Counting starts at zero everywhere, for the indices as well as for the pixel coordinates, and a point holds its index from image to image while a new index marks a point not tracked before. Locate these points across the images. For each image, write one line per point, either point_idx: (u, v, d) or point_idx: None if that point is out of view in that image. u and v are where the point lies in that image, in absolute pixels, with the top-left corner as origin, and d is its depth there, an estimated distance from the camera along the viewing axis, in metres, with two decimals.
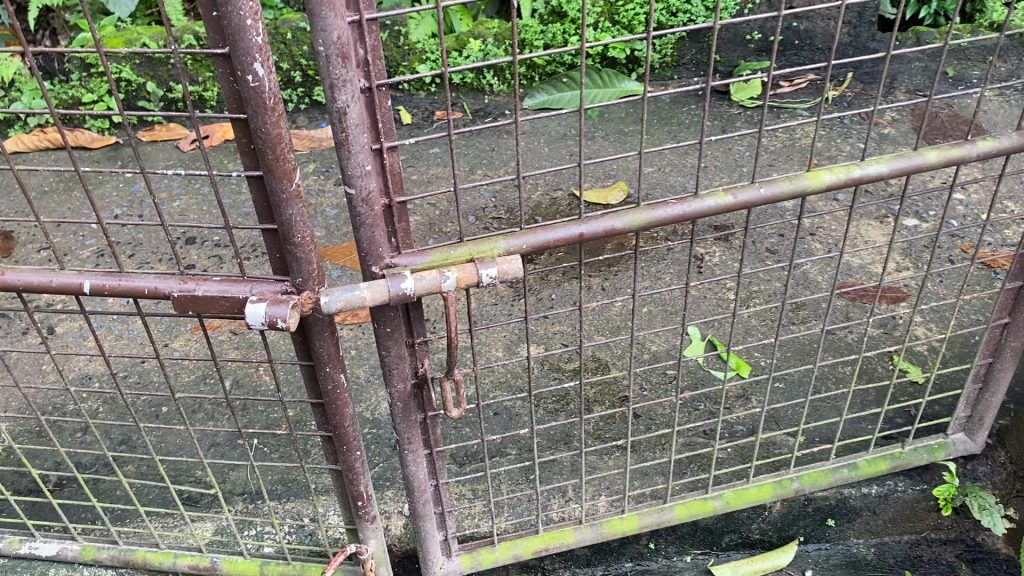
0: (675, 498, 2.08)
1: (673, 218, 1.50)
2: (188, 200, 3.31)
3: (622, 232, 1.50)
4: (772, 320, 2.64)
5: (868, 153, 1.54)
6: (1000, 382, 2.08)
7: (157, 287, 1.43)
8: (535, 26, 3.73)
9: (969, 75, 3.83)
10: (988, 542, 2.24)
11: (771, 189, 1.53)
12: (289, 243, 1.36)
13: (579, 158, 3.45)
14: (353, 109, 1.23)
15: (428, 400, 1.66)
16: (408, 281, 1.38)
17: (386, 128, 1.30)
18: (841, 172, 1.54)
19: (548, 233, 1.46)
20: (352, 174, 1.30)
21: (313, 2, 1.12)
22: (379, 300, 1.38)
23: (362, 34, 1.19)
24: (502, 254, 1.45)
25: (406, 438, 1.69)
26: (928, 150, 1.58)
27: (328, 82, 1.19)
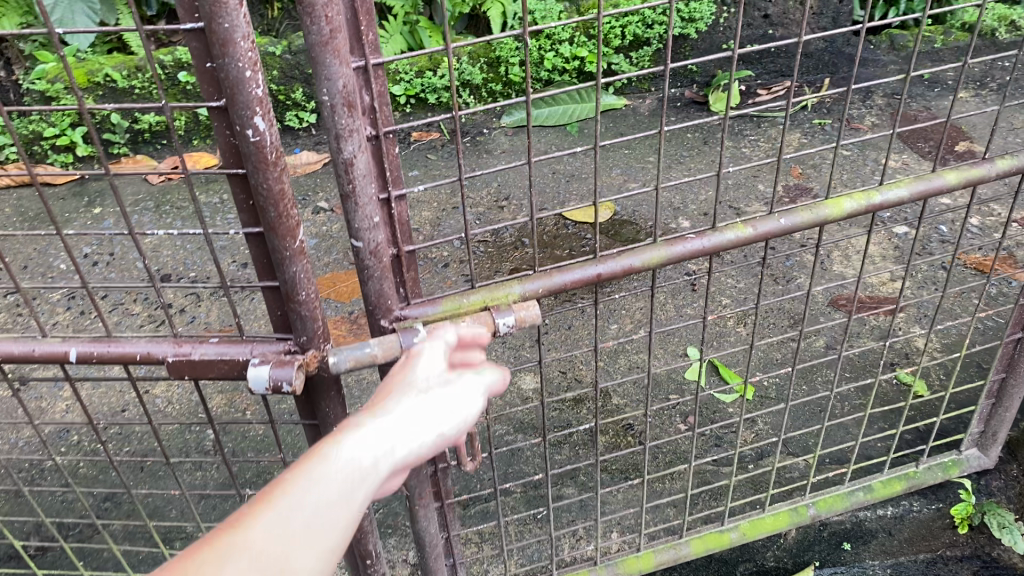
0: (691, 531, 2.02)
1: (692, 254, 1.44)
2: (161, 236, 3.19)
3: (640, 270, 1.43)
4: (771, 338, 2.60)
5: (889, 177, 1.49)
6: (1014, 397, 2.05)
7: (150, 352, 1.33)
8: (510, 44, 3.73)
9: (943, 77, 3.83)
10: (1004, 557, 2.20)
11: (792, 219, 1.47)
12: (293, 301, 1.26)
13: (562, 177, 3.38)
14: (361, 159, 1.15)
15: (441, 452, 1.58)
16: (422, 333, 1.29)
17: (394, 175, 1.22)
18: (861, 199, 1.49)
19: (565, 275, 1.38)
20: (360, 227, 1.21)
21: (317, 50, 1.04)
22: (391, 357, 1.30)
23: (368, 80, 1.11)
24: (517, 299, 1.38)
25: (415, 494, 1.60)
26: (948, 171, 1.53)
27: (333, 133, 1.11)
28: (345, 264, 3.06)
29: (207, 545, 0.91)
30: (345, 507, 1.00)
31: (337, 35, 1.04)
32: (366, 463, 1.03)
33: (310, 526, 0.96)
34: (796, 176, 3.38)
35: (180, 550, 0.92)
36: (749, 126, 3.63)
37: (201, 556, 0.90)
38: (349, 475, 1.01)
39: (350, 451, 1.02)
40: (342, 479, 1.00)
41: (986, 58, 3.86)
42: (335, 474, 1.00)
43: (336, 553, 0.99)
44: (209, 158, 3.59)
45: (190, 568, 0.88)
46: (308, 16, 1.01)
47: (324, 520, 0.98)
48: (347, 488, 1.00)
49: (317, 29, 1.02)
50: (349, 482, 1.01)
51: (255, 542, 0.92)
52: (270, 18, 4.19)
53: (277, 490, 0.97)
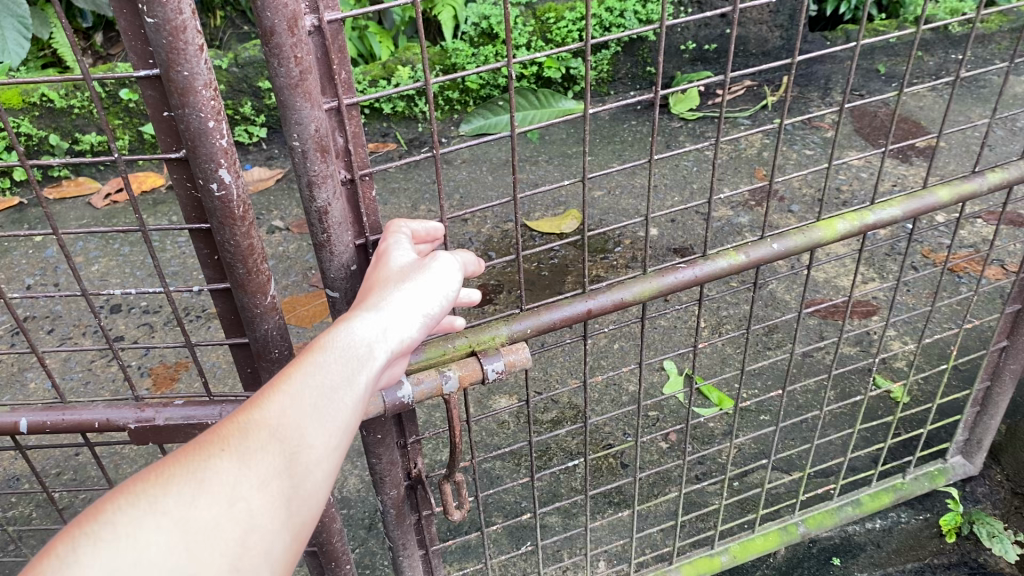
0: (680, 557, 1.97)
1: (684, 284, 1.37)
2: (107, 263, 3.04)
3: (631, 304, 1.36)
4: (747, 348, 2.57)
5: (883, 197, 1.44)
6: (999, 405, 2.08)
7: (109, 418, 1.23)
8: (465, 50, 3.70)
9: (899, 71, 3.84)
10: (991, 563, 2.19)
11: (785, 244, 1.41)
12: (265, 359, 1.16)
13: (526, 187, 3.30)
14: (336, 206, 1.06)
15: (424, 500, 1.49)
16: (405, 389, 1.23)
17: (371, 221, 1.13)
18: (855, 219, 1.44)
19: (553, 313, 1.30)
20: (335, 277, 1.13)
21: (286, 93, 0.94)
22: (374, 412, 1.24)
23: (341, 122, 1.02)
24: (505, 341, 1.29)
25: (400, 545, 1.52)
26: (940, 188, 1.49)
27: (305, 180, 1.02)
28: (305, 286, 2.95)
29: (226, 428, 0.89)
30: (352, 386, 0.96)
31: (308, 77, 0.95)
32: (363, 347, 0.98)
33: (320, 404, 0.93)
34: (760, 178, 3.29)
35: (201, 432, 0.90)
36: (709, 127, 3.56)
37: (222, 438, 0.88)
38: (350, 356, 0.97)
39: (351, 334, 0.98)
40: (346, 360, 0.97)
41: (940, 53, 3.86)
42: (338, 357, 0.96)
43: (350, 431, 0.96)
44: (155, 178, 3.45)
45: (212, 448, 0.87)
46: (276, 58, 0.92)
47: (335, 398, 0.95)
48: (351, 369, 0.97)
49: (286, 71, 0.93)
50: (353, 362, 0.97)
51: (269, 423, 0.90)
52: (213, 26, 4.03)
53: (286, 376, 0.94)
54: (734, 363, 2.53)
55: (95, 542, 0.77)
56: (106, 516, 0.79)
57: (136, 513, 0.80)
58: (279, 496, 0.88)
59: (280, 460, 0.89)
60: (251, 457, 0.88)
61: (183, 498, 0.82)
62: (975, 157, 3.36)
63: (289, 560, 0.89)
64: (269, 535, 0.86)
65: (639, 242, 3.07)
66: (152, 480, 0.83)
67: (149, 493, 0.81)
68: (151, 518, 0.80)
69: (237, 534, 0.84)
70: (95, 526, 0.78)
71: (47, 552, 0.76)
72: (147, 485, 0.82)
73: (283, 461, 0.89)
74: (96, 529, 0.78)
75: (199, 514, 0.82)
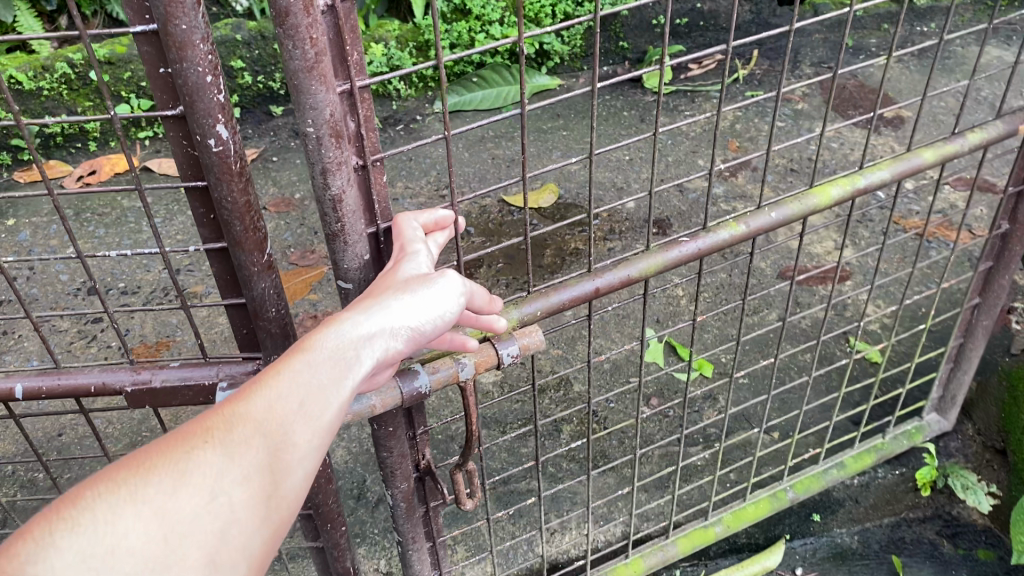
0: (676, 531, 2.07)
1: (687, 257, 1.43)
2: (83, 245, 3.02)
3: (637, 280, 1.41)
4: (724, 314, 2.63)
5: (872, 162, 1.54)
6: (971, 361, 2.19)
7: (105, 382, 1.23)
8: (439, 26, 3.70)
9: (866, 44, 3.89)
10: (963, 515, 2.27)
11: (782, 213, 1.48)
12: (261, 319, 1.17)
13: (503, 163, 3.32)
14: (349, 194, 1.07)
15: (433, 490, 1.53)
16: (422, 378, 1.27)
17: (382, 208, 1.15)
18: (847, 185, 1.53)
19: (562, 293, 1.34)
20: (350, 267, 1.15)
21: (300, 76, 0.95)
22: (390, 405, 1.26)
23: (353, 105, 1.03)
24: (517, 324, 1.32)
25: (408, 538, 1.56)
26: (925, 149, 1.60)
27: (319, 166, 1.03)
28: (285, 264, 2.95)
29: (211, 420, 0.90)
30: (341, 386, 0.97)
31: (322, 59, 0.96)
32: (354, 348, 0.98)
33: (306, 402, 0.94)
34: (734, 150, 3.33)
35: (188, 418, 0.91)
36: (682, 101, 3.59)
37: (208, 428, 0.89)
38: (342, 355, 0.97)
39: (340, 336, 0.98)
40: (337, 360, 0.97)
41: (906, 24, 3.92)
42: (330, 355, 0.97)
43: (336, 430, 0.97)
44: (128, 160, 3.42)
45: (197, 438, 0.88)
46: (291, 39, 0.92)
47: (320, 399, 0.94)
48: (341, 368, 0.97)
49: (300, 53, 0.94)
50: (343, 362, 0.97)
51: (255, 417, 0.91)
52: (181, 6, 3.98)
53: (272, 373, 0.94)
54: (712, 329, 2.59)
55: (74, 527, 0.78)
56: (87, 500, 0.80)
57: (116, 501, 0.81)
58: (261, 493, 0.89)
59: (263, 456, 0.90)
60: (235, 451, 0.88)
61: (164, 488, 0.83)
62: (942, 126, 3.42)
63: (265, 555, 0.89)
64: (247, 530, 0.87)
65: (617, 214, 3.10)
66: (135, 467, 0.84)
67: (131, 482, 0.82)
68: (130, 506, 0.81)
69: (215, 528, 0.84)
70: (74, 512, 0.79)
71: (25, 534, 0.78)
72: (130, 472, 0.83)
73: (266, 457, 0.90)
74: (75, 516, 0.79)
75: (178, 506, 0.83)
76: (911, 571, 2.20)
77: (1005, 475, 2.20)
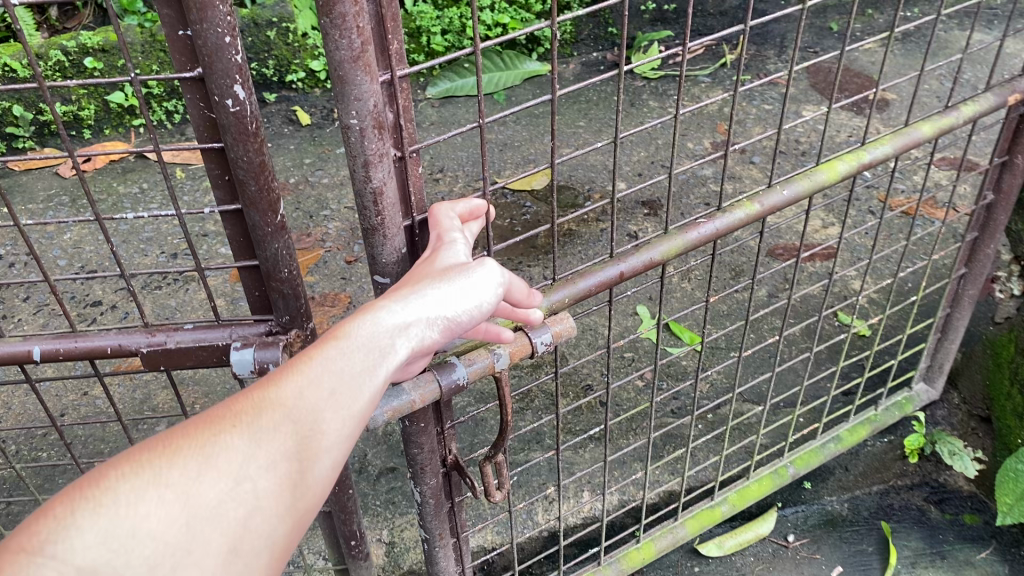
0: (684, 513, 2.14)
1: (707, 237, 1.49)
2: (81, 232, 3.06)
3: (659, 262, 1.46)
4: (715, 290, 2.69)
5: (875, 138, 1.62)
6: (958, 330, 2.25)
7: (121, 344, 1.26)
8: (430, 12, 3.73)
9: (851, 28, 3.95)
10: (951, 482, 2.33)
11: (794, 189, 1.56)
12: (276, 279, 1.21)
13: (495, 147, 3.36)
14: (389, 187, 1.11)
15: (458, 485, 1.58)
16: (460, 370, 1.31)
17: (417, 200, 1.19)
18: (853, 160, 1.62)
19: (588, 280, 1.39)
20: (386, 260, 1.18)
21: (347, 66, 0.98)
22: (428, 400, 1.30)
23: (393, 94, 1.06)
24: (547, 311, 1.36)
25: (436, 535, 1.62)
26: (923, 124, 1.68)
27: (362, 159, 1.06)
28: None
29: (239, 405, 0.91)
30: (369, 378, 0.99)
31: (367, 48, 0.99)
32: (385, 339, 1.01)
33: (335, 392, 0.96)
34: (721, 133, 3.39)
35: (217, 402, 0.93)
36: (672, 86, 3.65)
37: (236, 413, 0.90)
38: (374, 345, 1.00)
39: (373, 327, 1.01)
40: (365, 352, 1.00)
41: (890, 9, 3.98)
42: (359, 347, 0.99)
43: (363, 422, 0.99)
44: (122, 146, 3.46)
45: (225, 424, 0.89)
46: (338, 29, 0.95)
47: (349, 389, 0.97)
48: (370, 360, 1.00)
49: (347, 43, 0.97)
50: (373, 354, 1.00)
51: (285, 404, 0.93)
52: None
53: (305, 361, 0.96)
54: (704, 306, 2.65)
55: (97, 507, 0.79)
56: (111, 480, 0.81)
57: (139, 482, 0.81)
58: (285, 481, 0.90)
59: (289, 444, 0.91)
60: (261, 437, 0.90)
61: (190, 472, 0.84)
62: (927, 108, 3.48)
63: (286, 544, 0.91)
64: (270, 519, 0.88)
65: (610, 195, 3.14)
66: (161, 449, 0.85)
67: (156, 464, 0.83)
68: (154, 490, 0.82)
69: (240, 514, 0.86)
70: (98, 492, 0.80)
71: (45, 511, 0.78)
72: (156, 455, 0.84)
73: (293, 445, 0.92)
74: (98, 496, 0.80)
75: (204, 490, 0.84)
76: (900, 536, 2.26)
77: (990, 441, 2.27)
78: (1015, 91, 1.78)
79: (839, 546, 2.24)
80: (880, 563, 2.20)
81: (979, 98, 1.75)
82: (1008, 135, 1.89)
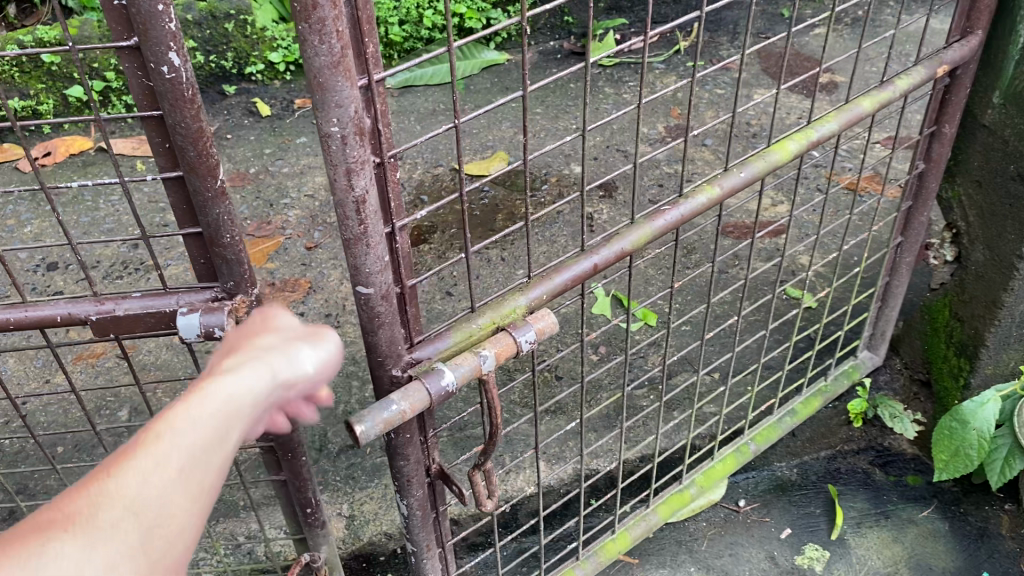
0: (656, 498, 2.15)
1: (672, 224, 1.55)
2: (40, 224, 3.07)
3: (629, 252, 1.52)
4: (668, 268, 2.76)
5: (822, 116, 1.68)
6: (897, 298, 2.33)
7: (71, 313, 1.30)
8: (387, 3, 3.77)
9: (803, 14, 4.03)
10: (895, 445, 2.42)
11: (750, 171, 1.63)
12: (219, 245, 1.26)
13: (454, 134, 3.42)
14: (371, 194, 1.12)
15: (443, 494, 1.65)
16: (447, 376, 1.32)
17: (397, 205, 1.20)
18: (802, 139, 1.68)
19: (563, 275, 1.43)
20: (372, 270, 1.19)
21: (327, 72, 0.99)
22: (419, 407, 1.30)
23: (371, 100, 1.07)
24: (524, 309, 1.41)
25: (423, 547, 1.68)
26: (862, 99, 1.74)
27: (343, 167, 1.07)
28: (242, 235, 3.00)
29: (77, 498, 0.84)
30: (218, 448, 0.93)
31: (346, 53, 1.00)
32: (237, 403, 0.96)
33: (181, 471, 0.89)
34: (675, 117, 3.46)
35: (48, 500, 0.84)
36: (627, 73, 3.72)
37: (73, 512, 0.83)
38: (225, 411, 0.94)
39: (221, 391, 0.95)
40: (212, 422, 0.93)
41: None
42: (204, 418, 0.92)
43: (212, 493, 0.93)
44: (83, 142, 3.47)
45: (61, 521, 0.82)
46: (317, 35, 0.96)
47: (201, 462, 0.91)
48: (219, 427, 0.93)
49: (327, 48, 0.97)
50: (224, 418, 0.94)
51: (129, 491, 0.85)
52: None
53: (149, 437, 0.89)
54: (658, 283, 2.71)
55: None
56: None
57: None
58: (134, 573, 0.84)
59: (137, 532, 0.85)
60: (105, 530, 0.83)
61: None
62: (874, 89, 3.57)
63: None
64: None
65: (566, 179, 3.20)
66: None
67: None
68: None
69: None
70: None
71: None
72: None
73: (141, 532, 0.85)
74: None
75: None
76: (846, 498, 2.33)
77: (931, 404, 2.39)
78: (942, 62, 1.81)
79: (788, 509, 2.32)
80: (827, 524, 2.28)
81: (911, 71, 1.80)
82: (935, 106, 1.96)
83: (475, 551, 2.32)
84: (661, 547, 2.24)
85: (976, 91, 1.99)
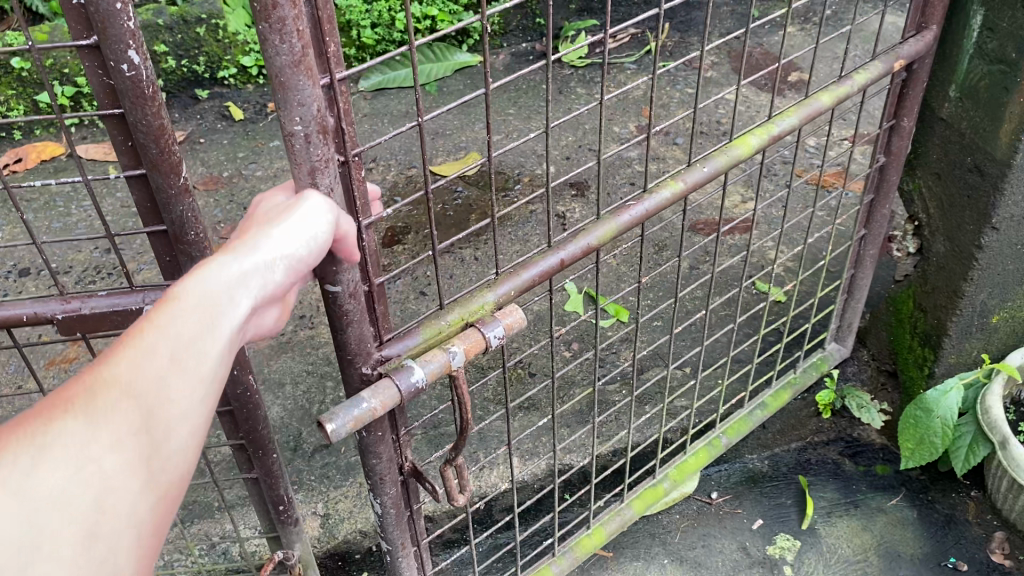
0: (630, 493, 2.17)
1: (637, 219, 1.57)
2: (12, 230, 3.06)
3: (595, 247, 1.54)
4: (639, 265, 2.79)
5: (782, 111, 1.71)
6: (863, 290, 2.36)
7: (37, 312, 1.31)
8: (359, 6, 3.79)
9: (771, 14, 4.09)
10: (864, 436, 2.46)
11: (713, 165, 1.65)
12: (183, 242, 1.27)
13: (427, 136, 3.44)
14: (336, 192, 1.11)
15: (416, 492, 1.66)
16: (416, 372, 1.33)
17: (363, 203, 1.20)
18: (764, 134, 1.71)
19: (530, 271, 1.45)
20: (339, 269, 1.18)
21: (288, 71, 0.99)
22: (389, 404, 1.32)
23: (334, 98, 1.07)
24: (492, 305, 1.42)
25: (398, 545, 1.69)
26: (822, 94, 1.77)
27: (307, 166, 1.06)
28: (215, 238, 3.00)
29: (74, 387, 0.84)
30: (212, 335, 0.94)
31: (307, 53, 1.00)
32: (223, 296, 0.97)
33: (176, 357, 0.90)
34: (646, 116, 3.50)
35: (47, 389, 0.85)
36: (598, 73, 3.75)
37: (70, 396, 0.83)
38: (212, 303, 0.96)
39: (206, 284, 0.96)
40: (197, 315, 0.94)
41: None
42: (189, 311, 0.93)
43: (212, 380, 0.94)
44: (55, 148, 3.46)
45: (60, 405, 0.82)
46: (277, 33, 0.97)
47: (194, 350, 0.92)
48: (206, 319, 0.94)
49: (288, 47, 0.98)
50: (207, 309, 0.95)
51: (124, 377, 0.86)
52: None
53: (141, 329, 0.90)
54: (630, 279, 2.74)
55: None
56: None
57: None
58: (137, 456, 0.85)
59: (136, 416, 0.86)
60: (105, 415, 0.83)
61: (22, 468, 0.77)
62: None
63: (155, 520, 0.87)
64: (128, 496, 0.84)
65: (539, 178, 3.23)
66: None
67: None
68: None
69: (88, 502, 0.80)
70: None
71: None
72: None
73: (141, 414, 0.86)
74: None
75: (46, 480, 0.78)
76: (816, 489, 2.37)
77: (897, 394, 2.44)
78: (899, 57, 1.85)
79: (760, 500, 2.35)
80: (798, 514, 2.31)
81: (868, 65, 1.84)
82: (893, 101, 2.00)
83: (451, 548, 2.33)
84: (635, 540, 2.26)
85: (932, 86, 2.04)
